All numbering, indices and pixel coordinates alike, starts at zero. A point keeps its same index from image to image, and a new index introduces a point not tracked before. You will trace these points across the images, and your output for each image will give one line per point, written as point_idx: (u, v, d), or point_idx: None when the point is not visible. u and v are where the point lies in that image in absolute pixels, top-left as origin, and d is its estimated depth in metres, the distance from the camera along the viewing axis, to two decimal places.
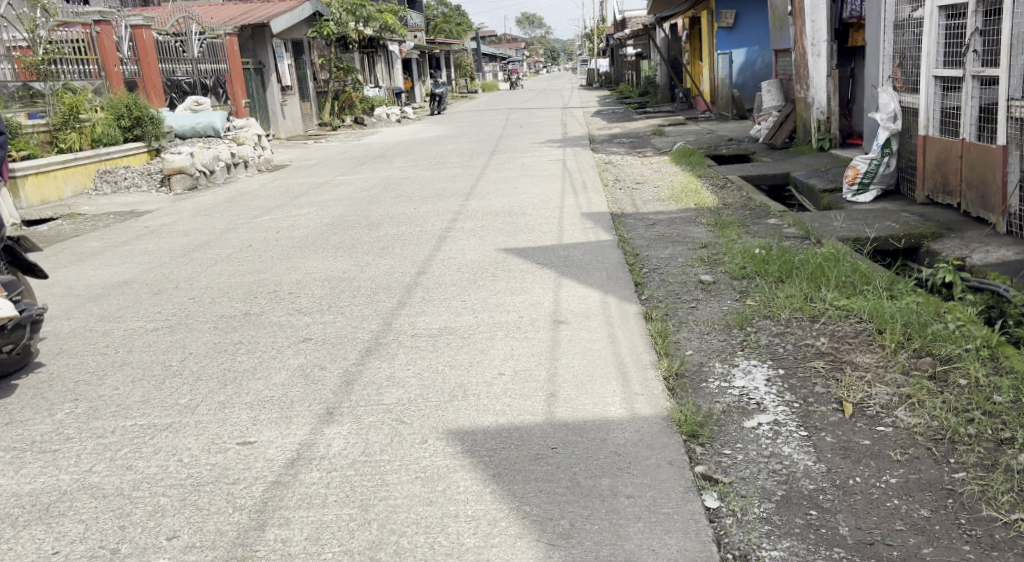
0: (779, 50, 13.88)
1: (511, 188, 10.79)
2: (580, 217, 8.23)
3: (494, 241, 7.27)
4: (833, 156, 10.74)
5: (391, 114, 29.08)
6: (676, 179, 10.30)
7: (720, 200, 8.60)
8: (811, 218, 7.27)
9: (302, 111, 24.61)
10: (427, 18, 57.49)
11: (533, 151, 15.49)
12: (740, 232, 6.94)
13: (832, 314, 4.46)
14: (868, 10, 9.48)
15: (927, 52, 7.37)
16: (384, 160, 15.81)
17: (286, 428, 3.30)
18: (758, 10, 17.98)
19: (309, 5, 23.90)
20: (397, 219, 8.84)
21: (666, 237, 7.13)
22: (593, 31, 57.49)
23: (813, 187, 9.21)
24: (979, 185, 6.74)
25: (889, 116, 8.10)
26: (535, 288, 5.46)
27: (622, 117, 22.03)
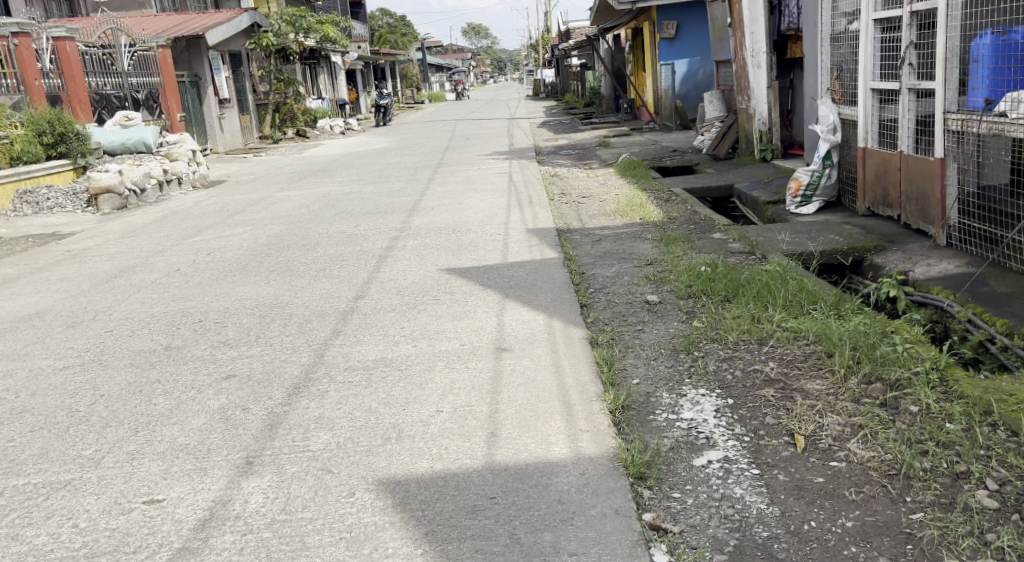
0: (720, 61, 13.91)
1: (455, 203, 10.61)
2: (524, 234, 8.07)
3: (435, 261, 7.06)
4: (776, 166, 10.75)
5: (335, 126, 28.72)
6: (621, 193, 10.20)
7: (665, 214, 8.51)
8: (755, 232, 7.19)
9: (240, 124, 24.21)
10: (371, 29, 57.12)
11: (478, 164, 15.32)
12: (686, 248, 6.84)
13: (780, 336, 4.34)
14: (806, 22, 9.49)
15: (863, 65, 7.35)
16: (326, 174, 15.52)
17: (200, 483, 3.08)
18: (699, 20, 18.05)
19: (246, 16, 23.55)
20: (337, 239, 8.59)
21: (612, 254, 6.98)
22: (540, 42, 57.68)
23: (756, 199, 9.17)
24: (917, 197, 6.65)
25: (828, 128, 8.09)
26: (476, 312, 5.26)
27: (568, 128, 22.00)
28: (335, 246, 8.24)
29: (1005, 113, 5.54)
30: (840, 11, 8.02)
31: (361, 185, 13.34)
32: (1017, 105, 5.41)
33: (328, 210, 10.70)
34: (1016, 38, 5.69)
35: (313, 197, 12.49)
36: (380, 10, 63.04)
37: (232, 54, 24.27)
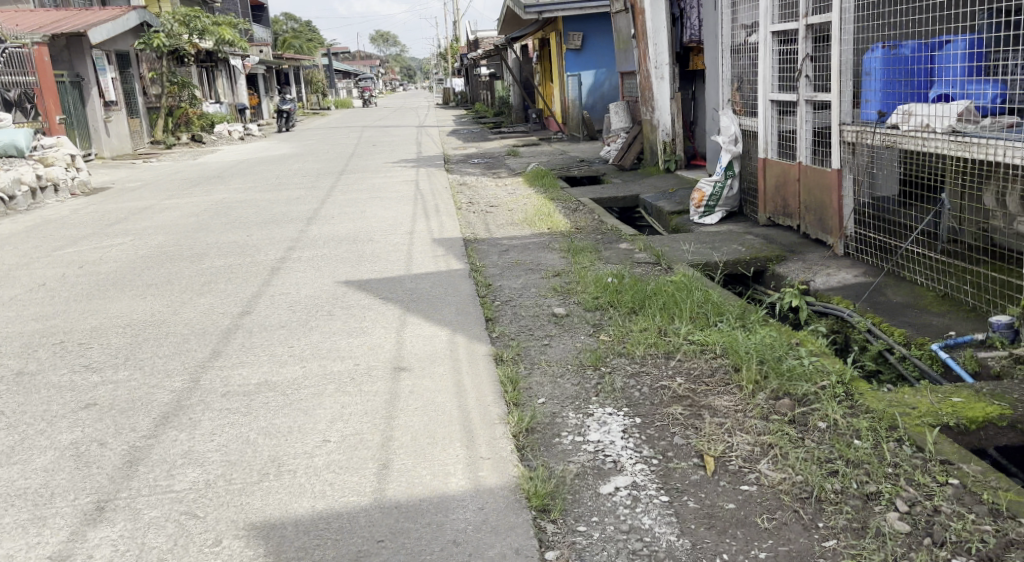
0: (624, 72, 13.97)
1: (356, 211, 10.30)
2: (427, 243, 7.84)
3: (333, 272, 6.76)
4: (679, 177, 10.80)
5: (233, 132, 27.87)
6: (528, 202, 10.06)
7: (572, 224, 8.39)
8: (661, 242, 7.13)
9: (129, 127, 23.25)
10: (274, 33, 55.89)
11: (383, 171, 14.98)
12: (593, 258, 6.72)
13: (687, 350, 4.19)
14: (707, 33, 9.54)
15: (762, 76, 7.33)
16: (221, 182, 14.94)
17: (36, 536, 2.74)
18: (604, 32, 18.11)
19: (134, 16, 22.74)
20: (230, 250, 8.18)
21: (519, 265, 6.79)
22: (448, 51, 57.49)
23: (661, 209, 9.16)
24: (814, 208, 6.65)
25: (729, 138, 8.04)
26: (374, 328, 5.00)
27: (476, 137, 21.84)
28: (226, 257, 7.85)
29: (897, 126, 5.55)
30: (740, 24, 8.08)
31: (258, 193, 12.86)
32: (909, 118, 5.43)
33: (221, 220, 10.23)
34: (905, 52, 5.72)
35: (206, 205, 11.95)
36: (284, 14, 61.78)
37: (119, 55, 23.34)
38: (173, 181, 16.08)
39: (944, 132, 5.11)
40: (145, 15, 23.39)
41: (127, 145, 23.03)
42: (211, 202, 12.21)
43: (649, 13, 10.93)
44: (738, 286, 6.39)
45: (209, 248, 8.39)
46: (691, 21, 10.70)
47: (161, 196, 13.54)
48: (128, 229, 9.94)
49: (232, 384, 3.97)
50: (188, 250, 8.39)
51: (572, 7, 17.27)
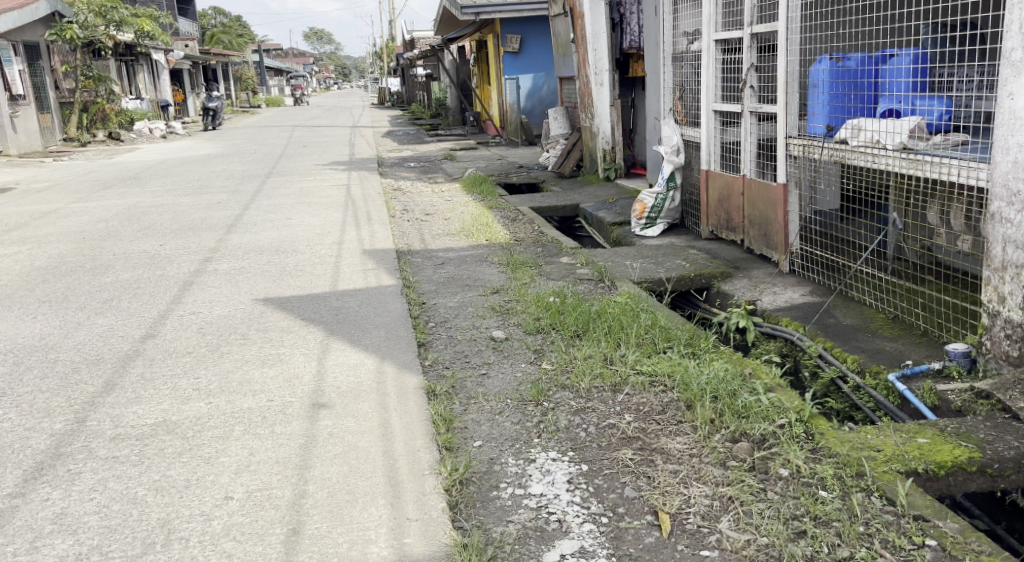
0: (563, 77, 13.71)
1: (281, 218, 9.81)
2: (356, 255, 7.43)
3: (251, 290, 6.31)
4: (619, 186, 10.57)
5: (155, 129, 26.86)
6: (465, 210, 9.69)
7: (511, 235, 8.06)
8: (603, 256, 6.85)
9: (39, 123, 22.17)
10: (203, 28, 54.37)
11: (312, 174, 14.45)
12: (534, 273, 6.40)
13: (636, 383, 3.86)
14: (647, 40, 9.30)
15: (705, 85, 7.07)
16: (138, 185, 14.23)
17: None
18: (542, 36, 17.88)
19: (45, 6, 21.68)
20: (142, 263, 7.64)
21: (455, 280, 6.42)
22: (384, 49, 56.71)
23: (602, 220, 8.90)
24: (759, 222, 6.37)
25: (672, 149, 7.75)
26: (293, 357, 4.60)
27: (412, 139, 21.36)
28: (137, 270, 7.32)
29: (846, 141, 5.27)
30: (682, 31, 7.84)
31: (177, 197, 12.24)
32: (859, 132, 5.14)
33: (134, 227, 9.64)
34: (851, 64, 5.45)
35: (122, 210, 11.29)
36: (214, 9, 60.16)
37: (28, 46, 22.22)
38: (86, 183, 15.28)
39: (894, 149, 4.80)
40: (56, 4, 22.30)
41: (36, 141, 21.93)
42: (127, 207, 11.55)
43: (589, 18, 10.69)
44: (682, 303, 6.12)
45: (120, 259, 7.83)
46: (631, 27, 10.47)
47: (72, 199, 12.79)
48: (32, 238, 9.29)
49: (118, 435, 3.63)
50: (95, 261, 7.82)
51: (509, 9, 17.00)
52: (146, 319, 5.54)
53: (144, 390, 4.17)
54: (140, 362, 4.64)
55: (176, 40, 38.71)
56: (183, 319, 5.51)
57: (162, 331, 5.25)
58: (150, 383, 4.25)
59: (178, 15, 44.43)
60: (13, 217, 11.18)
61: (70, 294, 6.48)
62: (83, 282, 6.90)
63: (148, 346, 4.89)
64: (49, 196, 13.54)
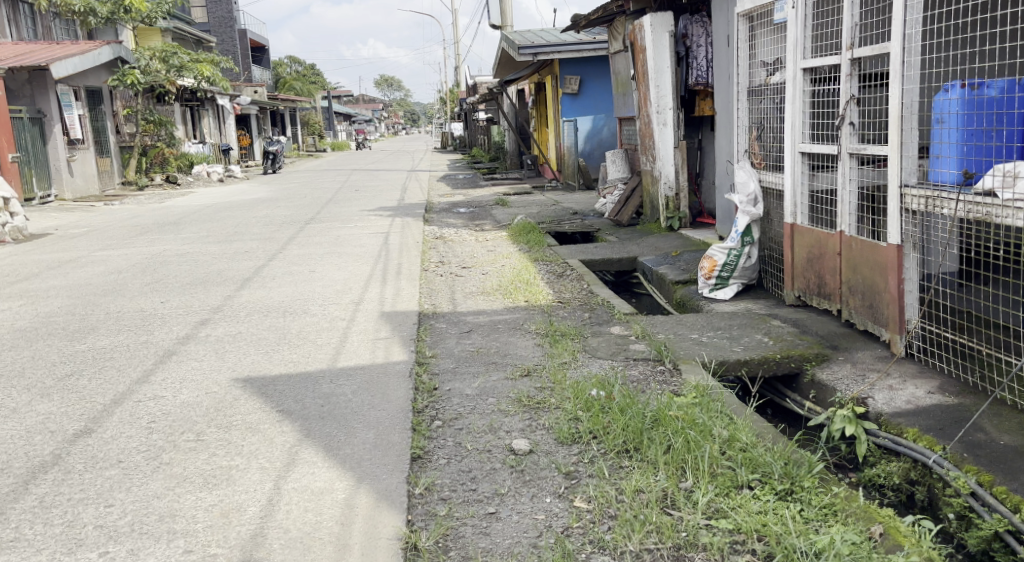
0: (623, 117, 12.58)
1: (304, 269, 8.77)
2: (373, 319, 6.31)
3: (234, 365, 5.24)
4: (684, 238, 9.32)
5: (213, 173, 26.46)
6: (508, 264, 8.53)
7: (555, 296, 6.86)
8: (663, 327, 5.60)
9: (96, 167, 21.89)
10: (274, 74, 54.92)
11: (355, 219, 13.52)
12: (577, 349, 5.18)
13: (711, 547, 2.76)
14: (719, 72, 8.08)
15: (789, 123, 5.77)
16: (175, 231, 13.46)
17: None
18: (603, 76, 16.85)
19: (108, 51, 21.50)
20: (131, 326, 6.64)
21: (481, 354, 5.25)
22: (448, 95, 56.62)
23: (664, 277, 7.65)
24: (863, 290, 4.99)
25: (748, 198, 6.46)
26: (245, 473, 3.48)
27: (467, 183, 20.39)
28: (121, 335, 6.32)
29: (993, 192, 4.00)
30: (760, 61, 6.63)
31: (207, 245, 11.35)
32: (1015, 182, 3.87)
33: (145, 281, 8.70)
34: (991, 92, 4.23)
35: (143, 259, 10.43)
36: (288, 57, 60.74)
37: (89, 91, 22.01)
38: (122, 228, 14.58)
39: None
40: (118, 49, 22.13)
41: (92, 186, 21.59)
42: (149, 256, 10.68)
43: (651, 51, 9.50)
44: (764, 391, 4.84)
45: (109, 320, 6.85)
46: (699, 61, 9.29)
47: (101, 247, 12.01)
48: (31, 294, 8.39)
49: None
50: (82, 322, 6.85)
51: (569, 49, 16.04)
52: (92, 408, 4.50)
53: (26, 528, 3.09)
54: (52, 475, 3.58)
55: (243, 86, 38.87)
56: (135, 409, 4.45)
57: (102, 427, 4.20)
58: (41, 515, 3.18)
59: (249, 61, 44.80)
60: (31, 267, 10.40)
61: (30, 368, 5.50)
62: (54, 351, 5.92)
63: (74, 451, 3.83)
64: (80, 243, 12.82)
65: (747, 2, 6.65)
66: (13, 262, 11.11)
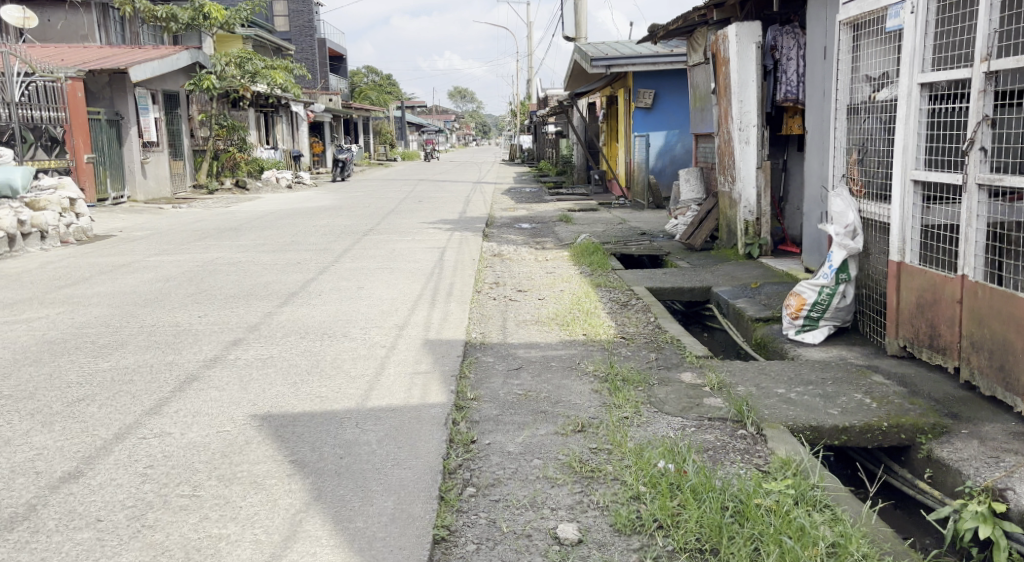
0: (699, 134, 11.81)
1: (352, 286, 8.21)
2: (415, 348, 5.71)
3: (256, 397, 4.69)
4: (765, 268, 8.51)
5: (282, 179, 26.02)
6: (569, 289, 7.87)
7: (619, 330, 6.17)
8: (741, 377, 4.87)
9: (169, 170, 21.92)
10: (350, 82, 55.25)
11: (414, 232, 13.01)
12: (642, 400, 4.49)
13: None
14: (813, 87, 7.29)
15: (900, 146, 4.97)
16: (232, 238, 13.14)
17: None
18: (679, 90, 16.06)
19: (187, 54, 21.41)
20: (161, 342, 6.15)
21: (530, 399, 4.60)
22: (519, 108, 56.20)
23: (743, 313, 6.91)
24: (991, 346, 4.18)
25: (846, 230, 5.72)
26: (234, 549, 2.92)
27: (532, 198, 19.78)
28: (149, 353, 5.83)
29: None
30: (863, 75, 5.84)
31: (259, 254, 10.93)
32: None
33: (188, 291, 8.25)
34: None
35: (194, 267, 10.01)
36: (365, 67, 61.09)
37: (166, 95, 22.02)
38: (182, 233, 14.27)
39: None
40: (196, 55, 22.05)
41: (164, 188, 21.57)
42: (200, 264, 10.25)
43: (735, 63, 8.76)
44: (860, 459, 4.13)
45: (140, 335, 6.37)
46: (788, 75, 8.51)
47: (157, 252, 11.65)
48: (71, 300, 8.01)
49: None
50: (113, 335, 6.38)
51: (644, 62, 15.33)
52: (89, 445, 3.98)
53: None
54: (15, 535, 3.07)
55: (318, 94, 39.01)
56: (134, 449, 3.92)
57: (93, 470, 3.67)
58: None
59: (327, 70, 45.03)
60: (81, 269, 10.06)
61: (41, 390, 5.01)
62: (73, 370, 5.43)
63: (50, 504, 3.31)
64: (138, 247, 12.52)
65: (852, 8, 5.87)
66: (67, 263, 10.86)
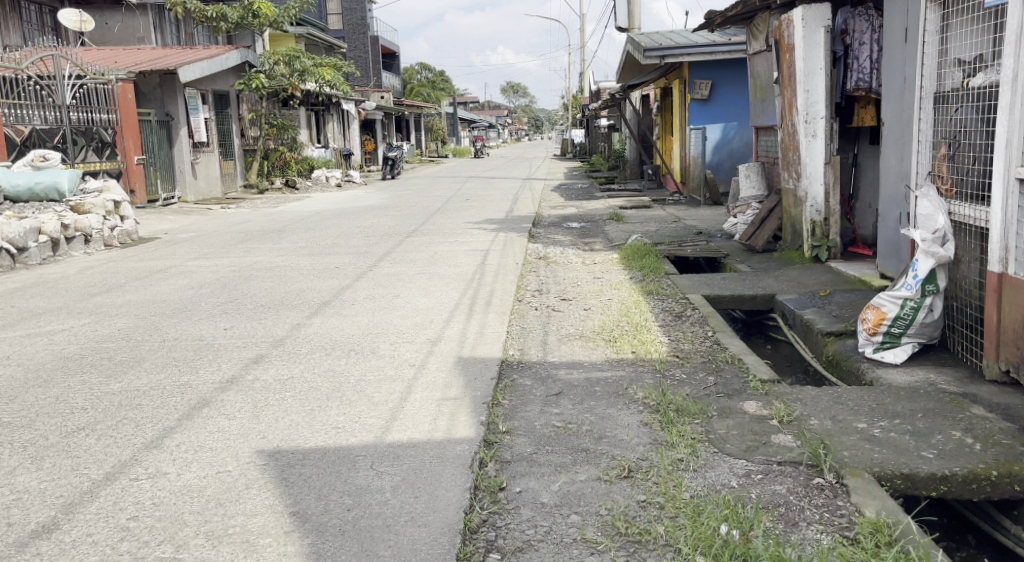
0: (760, 127, 11.11)
1: (388, 294, 7.70)
2: (447, 368, 5.19)
3: (267, 428, 4.23)
4: (835, 273, 7.82)
5: (332, 178, 25.74)
6: (617, 297, 7.29)
7: (672, 346, 5.59)
8: (815, 409, 4.27)
9: (220, 170, 21.77)
10: (402, 79, 54.99)
11: (458, 233, 12.49)
12: (699, 437, 3.93)
13: None
14: (891, 73, 6.59)
15: (1002, 138, 4.31)
16: (273, 239, 12.73)
17: None
18: (737, 80, 15.31)
19: (237, 54, 21.21)
20: (180, 358, 5.68)
21: (571, 432, 4.06)
22: (571, 102, 55.39)
23: (811, 326, 6.28)
24: None
25: (934, 234, 5.06)
26: None
27: (583, 194, 19.16)
28: (165, 371, 5.36)
29: None
30: (953, 58, 5.15)
31: (298, 257, 10.49)
32: None
33: (218, 299, 7.82)
34: None
35: (231, 271, 9.53)
36: (418, 64, 60.83)
37: (217, 94, 21.80)
38: (227, 234, 13.87)
39: None
40: (246, 53, 21.77)
41: (215, 188, 21.38)
42: (236, 267, 9.80)
43: (801, 50, 8.06)
44: (961, 508, 3.67)
45: (160, 350, 5.91)
46: (860, 61, 7.78)
47: (197, 254, 11.23)
48: (97, 309, 7.62)
49: None
50: (130, 350, 5.95)
51: (700, 52, 14.60)
52: (73, 489, 3.53)
53: None
54: None
55: (369, 92, 38.79)
56: (122, 494, 3.47)
57: (69, 522, 3.23)
58: None
59: (379, 68, 44.79)
60: (115, 274, 9.64)
61: (41, 417, 4.56)
62: (81, 392, 4.98)
63: None
64: (180, 249, 12.00)
65: None
66: (104, 266, 10.52)
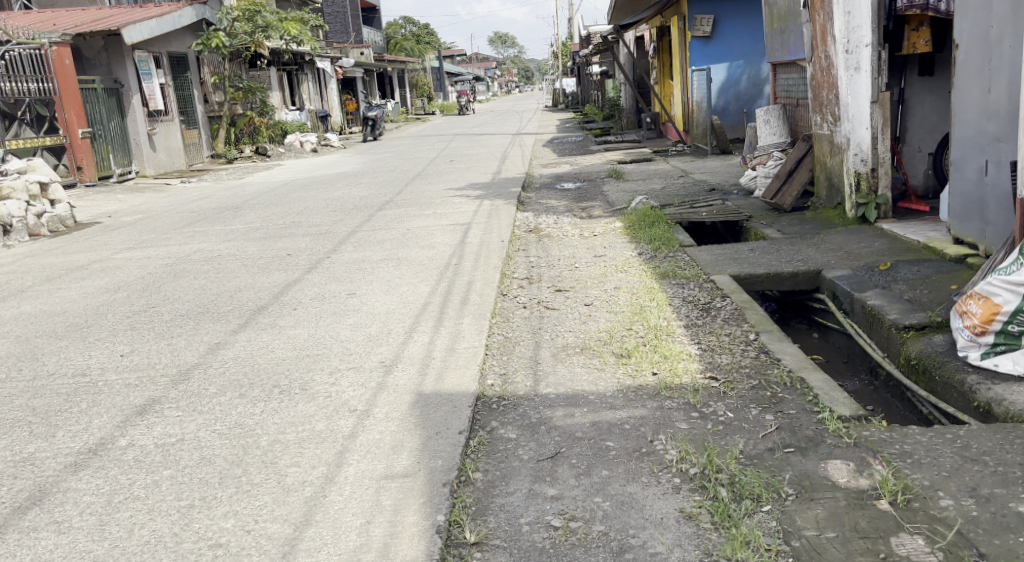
0: (779, 61, 9.53)
1: (342, 292, 6.19)
2: (399, 414, 3.73)
3: (108, 553, 2.70)
4: (891, 237, 6.35)
5: (307, 144, 23.90)
6: (625, 284, 5.81)
7: (705, 363, 4.12)
8: (941, 476, 2.84)
9: (183, 140, 20.08)
10: (385, 35, 52.71)
11: (436, 202, 10.94)
12: (777, 549, 2.53)
13: None
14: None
15: None
16: (225, 219, 11.15)
17: None
18: (742, 13, 13.66)
19: (192, 12, 19.39)
20: (41, 410, 4.05)
21: (578, 541, 2.64)
22: (561, 50, 53.06)
23: (881, 316, 4.80)
24: None
25: None
26: None
27: (576, 149, 17.57)
28: (10, 433, 3.85)
29: None
30: None
31: (247, 242, 8.96)
32: None
33: (130, 305, 6.32)
34: None
35: (162, 264, 7.99)
36: (400, 18, 58.50)
37: (174, 57, 20.02)
38: (179, 213, 12.27)
39: None
40: (202, 10, 19.95)
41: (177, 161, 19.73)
42: (170, 258, 8.26)
43: None
44: None
45: (19, 397, 4.28)
46: None
47: (134, 242, 9.68)
48: None
49: None
50: None
51: None
52: None
53: None
54: None
55: (349, 49, 36.70)
56: None
57: None
58: None
59: (359, 23, 42.55)
60: (26, 274, 8.11)
61: None
62: None
63: None
64: (118, 235, 10.42)
65: None
66: (19, 262, 8.98)
